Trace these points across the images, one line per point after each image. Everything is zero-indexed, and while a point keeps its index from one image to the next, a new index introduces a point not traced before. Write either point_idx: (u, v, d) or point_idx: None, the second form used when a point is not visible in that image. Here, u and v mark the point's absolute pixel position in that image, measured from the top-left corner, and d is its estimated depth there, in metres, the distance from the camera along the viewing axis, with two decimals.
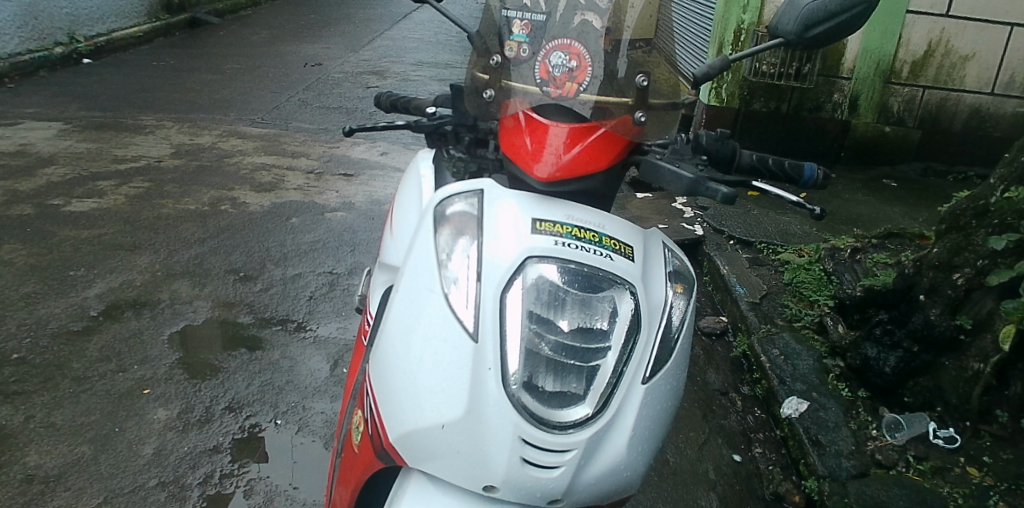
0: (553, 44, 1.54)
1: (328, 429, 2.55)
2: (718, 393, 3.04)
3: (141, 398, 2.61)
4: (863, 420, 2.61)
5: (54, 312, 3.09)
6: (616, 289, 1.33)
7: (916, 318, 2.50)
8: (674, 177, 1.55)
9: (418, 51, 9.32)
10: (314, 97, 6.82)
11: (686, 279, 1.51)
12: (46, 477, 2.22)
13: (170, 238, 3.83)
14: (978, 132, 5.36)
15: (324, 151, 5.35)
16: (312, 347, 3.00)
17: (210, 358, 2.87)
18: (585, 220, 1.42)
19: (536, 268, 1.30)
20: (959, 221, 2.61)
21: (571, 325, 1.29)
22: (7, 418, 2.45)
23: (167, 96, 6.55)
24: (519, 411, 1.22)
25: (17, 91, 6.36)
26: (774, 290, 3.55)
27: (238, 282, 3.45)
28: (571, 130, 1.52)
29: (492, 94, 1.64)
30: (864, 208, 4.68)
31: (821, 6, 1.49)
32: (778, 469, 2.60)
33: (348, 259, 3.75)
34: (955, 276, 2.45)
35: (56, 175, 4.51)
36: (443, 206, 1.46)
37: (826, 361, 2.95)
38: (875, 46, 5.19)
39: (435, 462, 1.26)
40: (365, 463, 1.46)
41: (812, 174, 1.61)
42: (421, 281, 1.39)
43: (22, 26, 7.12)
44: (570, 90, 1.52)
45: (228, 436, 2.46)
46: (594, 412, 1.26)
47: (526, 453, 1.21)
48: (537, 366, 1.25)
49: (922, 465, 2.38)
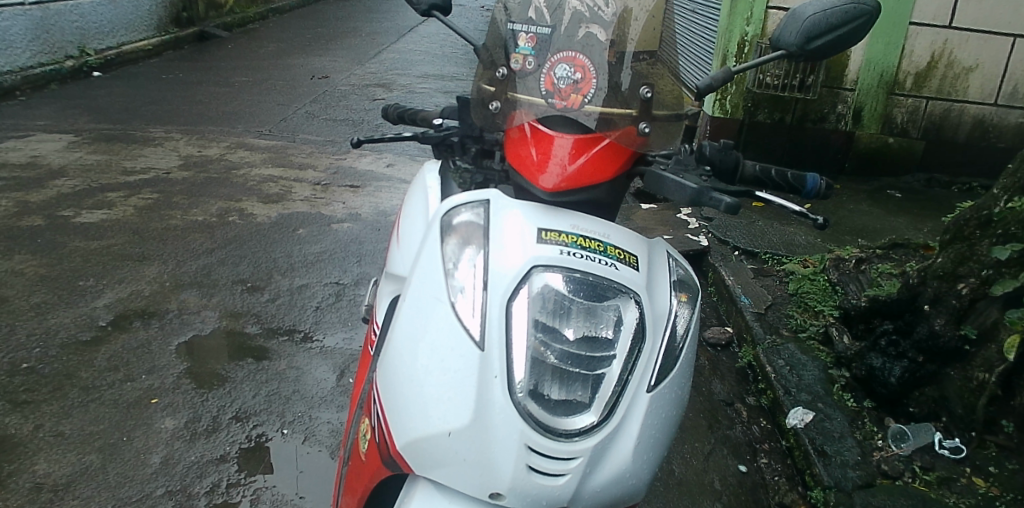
0: (559, 56, 1.57)
1: (334, 439, 2.56)
2: (723, 403, 3.03)
3: (149, 407, 2.63)
4: (868, 431, 2.61)
5: (63, 322, 3.12)
6: (621, 297, 1.35)
7: (921, 328, 2.55)
8: (678, 187, 1.56)
9: (424, 63, 9.40)
10: (320, 109, 6.88)
11: (691, 288, 1.53)
12: (55, 485, 2.23)
13: (178, 249, 3.86)
14: (982, 142, 5.38)
15: (331, 163, 5.39)
16: (319, 357, 3.02)
17: (217, 368, 2.89)
18: (590, 230, 1.44)
19: (542, 277, 1.32)
20: (963, 231, 2.62)
21: (577, 334, 1.31)
22: (17, 426, 2.47)
23: (176, 108, 6.61)
24: (525, 419, 1.23)
25: (29, 104, 6.44)
26: (779, 301, 3.56)
27: (246, 293, 3.47)
28: (576, 141, 1.54)
29: (498, 106, 1.67)
30: (870, 219, 4.68)
31: (824, 19, 1.51)
32: (784, 480, 2.61)
33: (354, 270, 3.77)
34: (960, 286, 2.49)
35: (67, 187, 4.55)
36: (450, 216, 1.47)
37: (831, 371, 2.96)
38: (878, 58, 5.22)
39: (442, 470, 1.28)
40: (372, 471, 1.48)
41: (815, 185, 1.64)
42: (429, 291, 1.41)
43: (33, 39, 7.22)
44: (576, 101, 1.55)
45: (235, 446, 2.48)
46: (599, 420, 1.27)
47: (532, 461, 1.23)
48: (542, 374, 1.27)
49: (928, 476, 2.37)
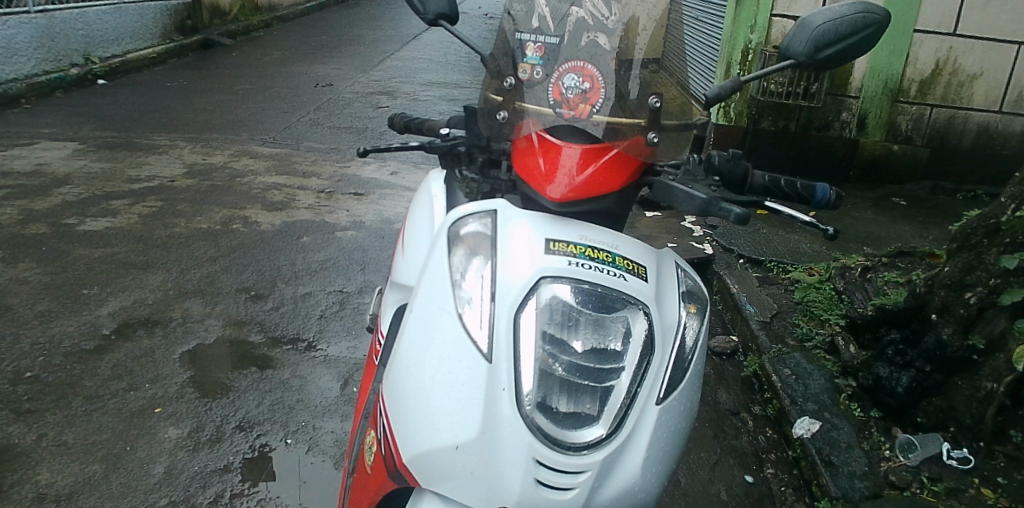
0: (566, 67, 1.56)
1: (338, 448, 2.55)
2: (729, 413, 3.01)
3: (152, 416, 2.62)
4: (876, 441, 2.59)
5: (66, 331, 3.11)
6: (630, 309, 1.33)
7: (928, 338, 2.53)
8: (687, 197, 1.54)
9: (428, 71, 9.43)
10: (324, 117, 6.89)
11: (700, 299, 1.51)
12: (58, 496, 2.22)
13: (182, 257, 3.85)
14: (987, 150, 5.37)
15: (335, 171, 5.39)
16: (323, 366, 3.01)
17: (221, 377, 2.88)
18: (598, 240, 1.42)
19: (550, 288, 1.30)
20: (970, 240, 2.59)
21: (585, 346, 1.29)
22: (21, 436, 2.46)
23: (179, 116, 6.62)
24: (533, 432, 1.22)
25: (34, 112, 6.46)
26: (784, 309, 3.55)
27: (250, 301, 3.47)
28: (584, 151, 1.52)
29: (505, 116, 1.65)
30: (874, 227, 4.67)
31: (833, 28, 1.51)
32: (791, 490, 2.58)
33: (359, 278, 3.77)
34: (967, 295, 2.47)
35: (71, 195, 4.56)
36: (456, 226, 1.46)
37: (838, 380, 2.94)
38: (883, 65, 5.21)
39: (449, 483, 1.26)
40: (378, 484, 1.46)
41: (824, 195, 1.62)
42: (435, 301, 1.40)
43: (39, 47, 7.27)
44: (584, 111, 1.54)
45: (239, 456, 2.46)
46: (608, 432, 1.26)
47: (540, 474, 1.21)
48: (550, 387, 1.26)
49: (936, 486, 2.35)
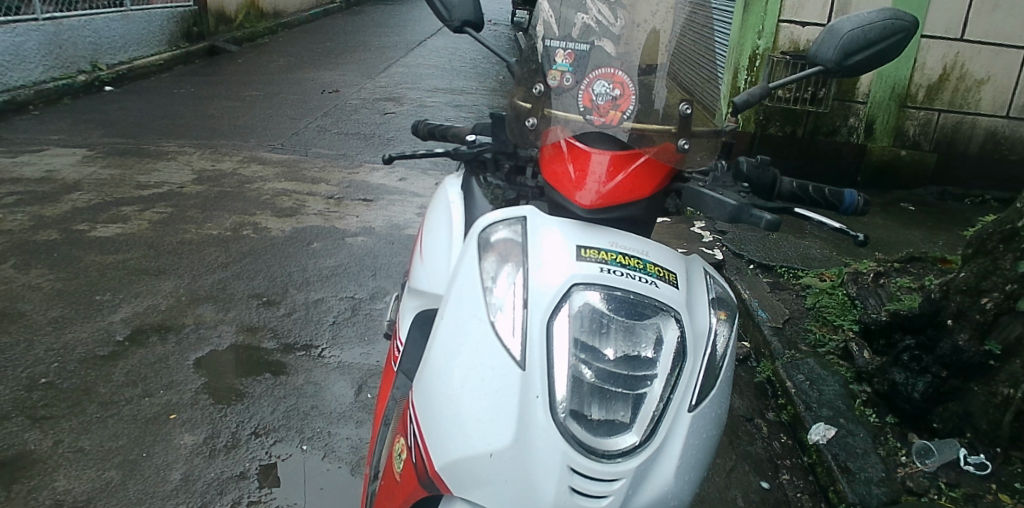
0: (597, 73, 1.55)
1: (355, 455, 2.54)
2: (743, 418, 2.99)
3: (167, 423, 2.62)
4: (892, 446, 2.58)
5: (80, 336, 3.11)
6: (661, 316, 1.32)
7: (944, 344, 2.52)
8: (717, 204, 1.54)
9: (434, 77, 9.45)
10: (331, 123, 6.89)
11: (728, 306, 1.50)
12: (75, 502, 2.22)
13: (193, 263, 3.86)
14: (994, 155, 5.37)
15: (344, 177, 5.39)
16: (337, 372, 3.01)
17: (235, 383, 2.87)
18: (628, 247, 1.42)
19: (581, 295, 1.30)
20: (985, 246, 2.58)
21: (617, 354, 1.29)
22: (37, 442, 2.46)
23: (187, 122, 6.63)
24: (568, 440, 1.22)
25: (42, 118, 6.46)
26: (796, 314, 3.54)
27: (262, 307, 3.46)
28: (614, 158, 1.52)
29: (534, 122, 1.66)
30: (884, 232, 4.67)
31: (862, 34, 1.51)
32: (807, 496, 2.57)
33: (370, 284, 3.77)
34: (984, 300, 2.47)
35: (81, 201, 4.56)
36: (487, 233, 1.46)
37: (852, 386, 2.94)
38: (890, 71, 5.22)
39: (482, 490, 1.26)
40: (407, 491, 1.46)
41: (852, 201, 1.60)
42: (466, 307, 1.40)
43: (46, 54, 7.30)
44: (614, 118, 1.54)
45: (255, 462, 2.46)
46: (641, 440, 1.25)
47: (574, 482, 1.20)
48: (583, 395, 1.25)
49: (955, 492, 2.34)
